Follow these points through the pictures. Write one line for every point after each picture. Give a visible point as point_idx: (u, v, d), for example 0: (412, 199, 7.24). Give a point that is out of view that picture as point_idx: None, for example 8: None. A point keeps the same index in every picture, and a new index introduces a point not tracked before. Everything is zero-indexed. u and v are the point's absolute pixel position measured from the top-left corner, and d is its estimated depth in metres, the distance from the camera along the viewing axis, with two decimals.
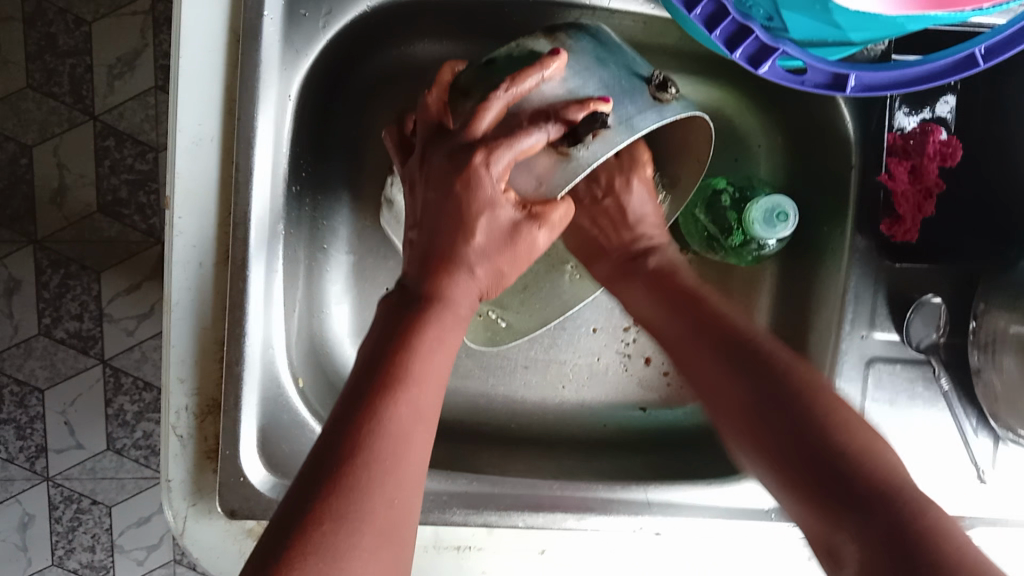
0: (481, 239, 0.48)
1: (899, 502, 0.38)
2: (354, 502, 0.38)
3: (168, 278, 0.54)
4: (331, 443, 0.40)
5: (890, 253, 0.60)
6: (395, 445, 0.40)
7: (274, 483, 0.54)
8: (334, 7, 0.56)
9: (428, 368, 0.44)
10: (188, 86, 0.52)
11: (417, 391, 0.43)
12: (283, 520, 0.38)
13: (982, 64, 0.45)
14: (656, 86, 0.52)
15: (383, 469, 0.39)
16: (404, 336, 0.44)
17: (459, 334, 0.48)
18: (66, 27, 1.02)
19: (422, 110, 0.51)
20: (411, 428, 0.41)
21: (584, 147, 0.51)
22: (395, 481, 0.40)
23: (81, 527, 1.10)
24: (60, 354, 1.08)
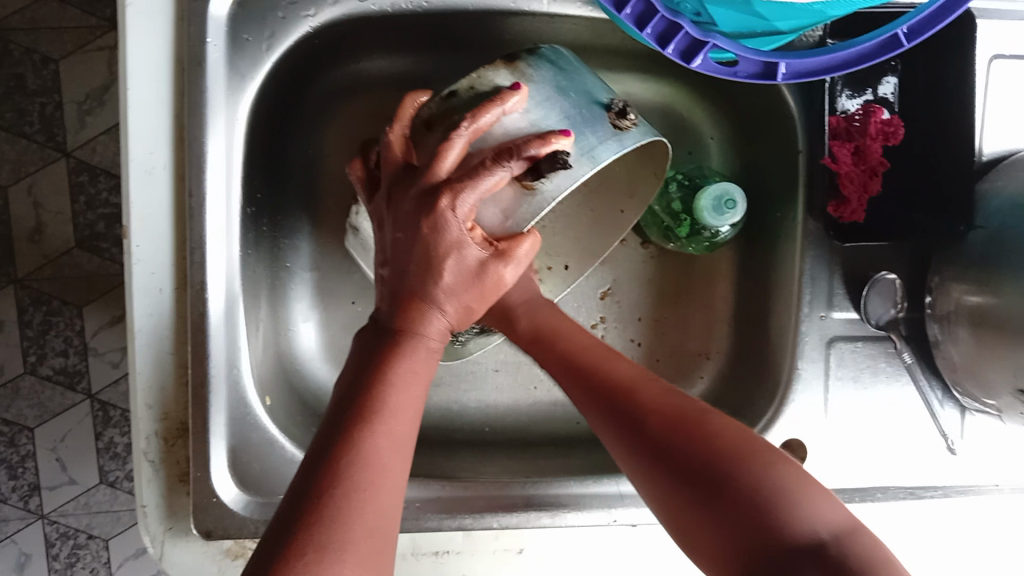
0: (449, 273, 0.48)
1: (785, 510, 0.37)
2: (336, 527, 0.37)
3: (130, 306, 0.55)
4: (312, 476, 0.40)
5: (839, 235, 0.60)
6: (373, 475, 0.40)
7: (247, 500, 0.55)
8: (277, 31, 0.57)
9: (407, 403, 0.44)
10: (137, 118, 0.53)
11: (392, 424, 0.43)
12: (267, 550, 0.37)
13: (906, 44, 0.46)
14: (615, 113, 0.52)
15: (362, 497, 0.39)
16: (381, 374, 0.45)
17: (431, 367, 0.48)
18: (32, 66, 1.03)
19: (387, 148, 0.51)
20: (390, 458, 0.41)
21: (547, 182, 0.49)
22: (376, 509, 0.39)
23: (79, 563, 1.10)
24: (47, 392, 1.09)
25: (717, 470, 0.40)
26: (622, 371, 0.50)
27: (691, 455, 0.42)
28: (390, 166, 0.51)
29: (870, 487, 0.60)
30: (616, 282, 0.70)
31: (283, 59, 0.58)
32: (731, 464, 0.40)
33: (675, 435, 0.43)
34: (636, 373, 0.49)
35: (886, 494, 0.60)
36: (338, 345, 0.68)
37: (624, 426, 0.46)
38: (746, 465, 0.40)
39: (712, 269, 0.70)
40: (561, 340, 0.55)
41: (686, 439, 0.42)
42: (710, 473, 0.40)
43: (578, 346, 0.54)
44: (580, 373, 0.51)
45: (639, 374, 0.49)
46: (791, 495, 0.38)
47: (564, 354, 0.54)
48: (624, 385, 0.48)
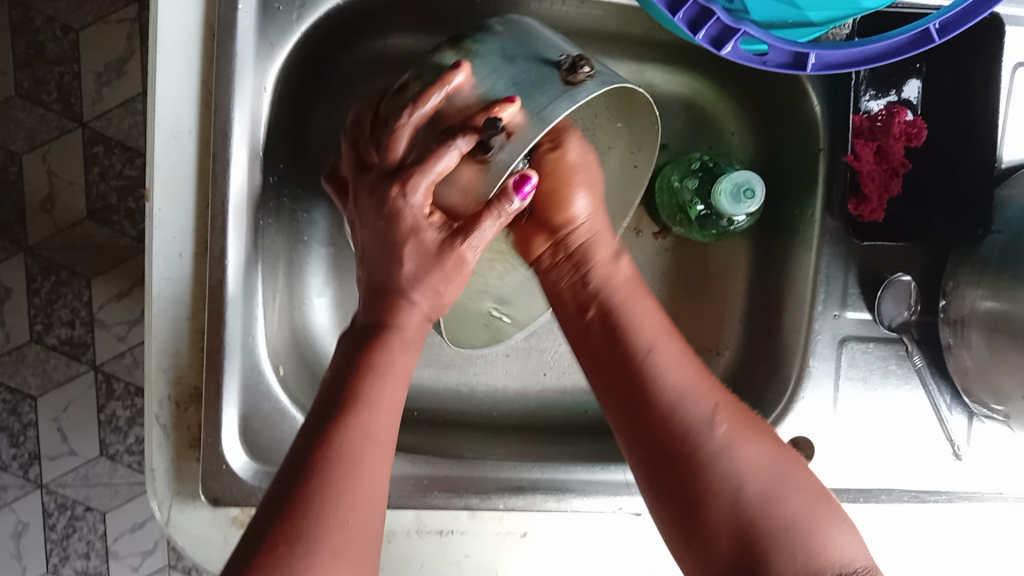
0: (409, 255, 0.48)
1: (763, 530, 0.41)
2: (313, 549, 0.38)
3: (149, 269, 0.55)
4: (292, 469, 0.41)
5: (857, 233, 0.60)
6: (351, 465, 0.41)
7: (256, 470, 0.56)
8: (308, 0, 0.56)
9: (387, 405, 0.44)
10: (165, 83, 0.54)
11: (372, 413, 0.43)
12: (252, 538, 0.39)
13: (937, 40, 0.46)
14: (566, 70, 0.48)
15: (338, 491, 0.40)
16: (362, 374, 0.44)
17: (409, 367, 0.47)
18: (53, 36, 1.04)
19: (347, 160, 0.54)
20: (370, 454, 0.42)
21: (499, 151, 0.47)
22: (354, 499, 0.40)
23: (75, 534, 1.11)
24: (52, 361, 1.09)
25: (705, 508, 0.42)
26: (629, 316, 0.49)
27: (681, 470, 0.43)
28: (355, 171, 0.52)
29: (875, 489, 0.60)
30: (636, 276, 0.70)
31: (313, 28, 0.58)
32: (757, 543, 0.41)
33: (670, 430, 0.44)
34: (700, 379, 0.46)
35: (889, 496, 0.60)
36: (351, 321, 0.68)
37: (645, 422, 0.45)
38: (783, 532, 0.41)
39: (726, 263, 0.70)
40: (590, 267, 0.52)
41: (690, 458, 0.43)
42: (746, 544, 0.41)
43: (632, 320, 0.49)
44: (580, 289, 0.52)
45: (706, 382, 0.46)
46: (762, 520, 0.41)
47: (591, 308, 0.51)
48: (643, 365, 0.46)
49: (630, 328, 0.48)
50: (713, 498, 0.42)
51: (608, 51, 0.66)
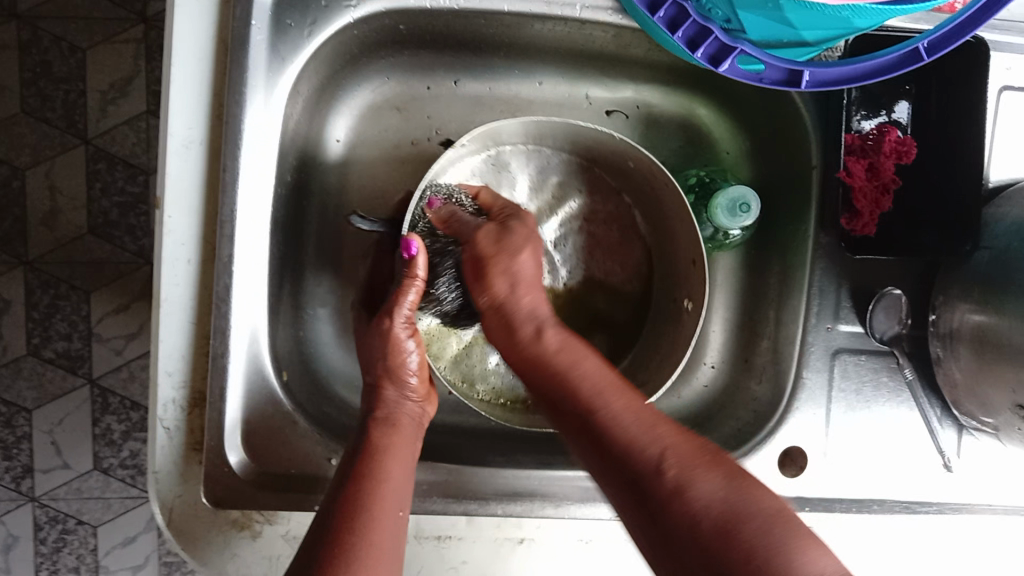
0: (377, 357, 0.57)
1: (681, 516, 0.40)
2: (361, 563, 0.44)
3: (158, 274, 0.56)
4: (314, 546, 0.45)
5: (850, 247, 0.62)
6: (364, 542, 0.45)
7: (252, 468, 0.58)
8: (319, 17, 0.58)
9: (397, 467, 0.51)
10: (178, 93, 0.55)
11: (380, 489, 0.49)
12: None
13: (925, 58, 0.48)
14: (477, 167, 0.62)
15: (348, 564, 0.43)
16: (366, 455, 0.51)
17: (409, 448, 0.54)
18: (60, 53, 1.06)
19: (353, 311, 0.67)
20: (379, 537, 0.46)
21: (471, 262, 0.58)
22: (370, 567, 0.44)
23: (66, 548, 1.11)
24: (48, 374, 1.09)
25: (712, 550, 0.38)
26: (577, 366, 0.50)
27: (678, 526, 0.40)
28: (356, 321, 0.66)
29: (866, 499, 0.62)
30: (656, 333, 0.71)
31: (324, 44, 0.59)
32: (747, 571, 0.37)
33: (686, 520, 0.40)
34: (684, 444, 0.44)
35: (880, 506, 0.62)
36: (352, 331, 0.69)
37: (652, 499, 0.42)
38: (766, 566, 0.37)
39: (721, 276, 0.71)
40: (534, 347, 0.52)
41: (679, 513, 0.40)
42: (654, 504, 0.41)
43: (595, 397, 0.47)
44: (537, 367, 0.51)
45: (692, 446, 0.44)
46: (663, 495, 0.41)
47: (558, 388, 0.49)
48: (590, 402, 0.47)
49: (595, 404, 0.47)
50: (672, 502, 0.40)
51: (609, 70, 0.68)
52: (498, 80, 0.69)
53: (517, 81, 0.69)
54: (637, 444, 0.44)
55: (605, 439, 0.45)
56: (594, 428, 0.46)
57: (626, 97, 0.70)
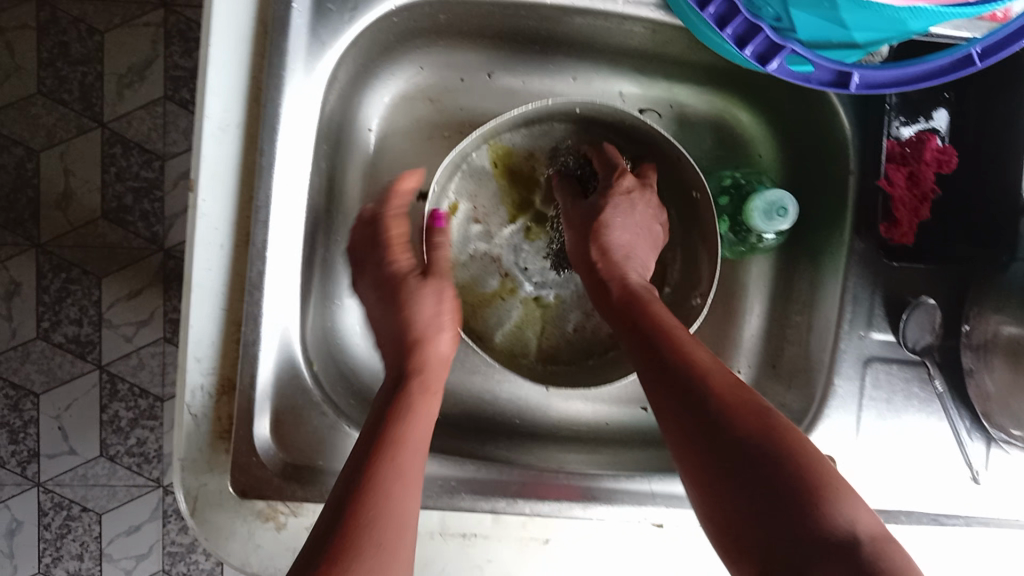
0: (428, 314, 0.58)
1: (784, 483, 0.43)
2: (382, 531, 0.44)
3: (190, 260, 0.55)
4: (336, 508, 0.45)
5: (887, 253, 0.61)
6: (388, 498, 0.46)
7: (277, 455, 0.57)
8: (361, 3, 0.57)
9: (422, 431, 0.52)
10: (214, 76, 0.54)
11: (404, 447, 0.49)
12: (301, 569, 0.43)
13: (978, 64, 0.47)
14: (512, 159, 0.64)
15: (369, 521, 0.45)
16: (392, 417, 0.51)
17: (435, 405, 0.55)
18: (79, 35, 1.05)
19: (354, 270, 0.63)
20: (401, 496, 0.47)
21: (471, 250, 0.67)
22: (389, 527, 0.45)
23: (70, 535, 1.10)
24: (57, 358, 1.08)
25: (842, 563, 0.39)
26: (676, 329, 0.54)
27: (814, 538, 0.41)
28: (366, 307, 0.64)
29: (896, 510, 0.61)
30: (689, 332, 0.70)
31: (363, 32, 0.58)
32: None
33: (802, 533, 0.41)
34: (756, 424, 0.46)
35: (909, 519, 0.61)
36: None
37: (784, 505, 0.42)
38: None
39: (753, 280, 0.70)
40: (655, 314, 0.56)
41: (775, 476, 0.43)
42: (760, 462, 0.44)
43: (710, 372, 0.50)
44: (681, 368, 0.51)
45: (757, 422, 0.46)
46: (776, 454, 0.44)
47: (689, 379, 0.50)
48: (700, 366, 0.50)
49: (708, 379, 0.49)
50: (803, 469, 0.44)
51: (645, 68, 0.67)
52: (532, 74, 0.68)
53: (551, 77, 0.68)
54: (742, 407, 0.47)
55: (704, 398, 0.48)
56: (720, 424, 0.47)
57: (659, 95, 0.69)
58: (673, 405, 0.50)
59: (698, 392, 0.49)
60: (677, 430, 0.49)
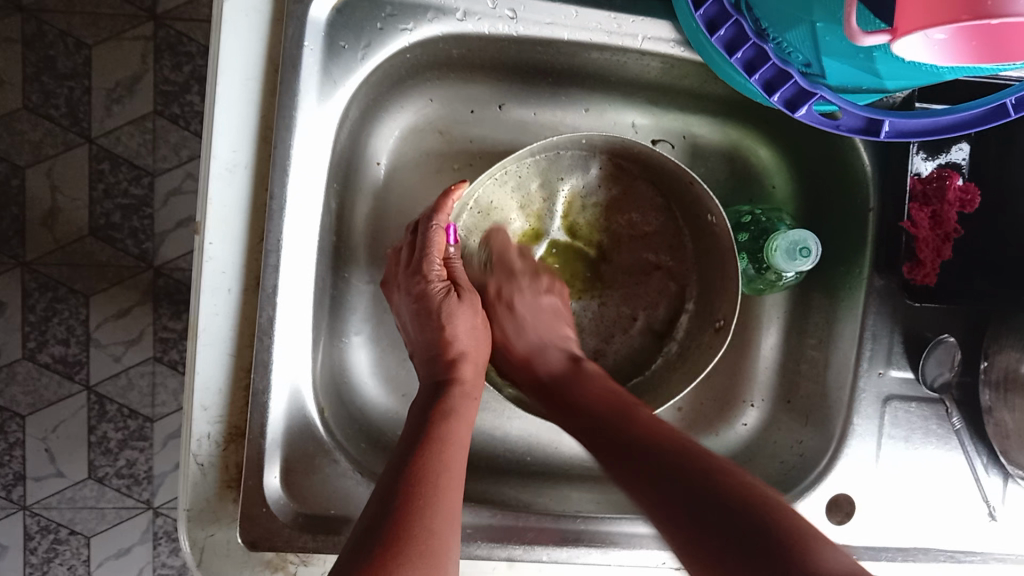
0: (466, 327, 0.59)
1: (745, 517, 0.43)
2: (437, 515, 0.45)
3: (197, 304, 0.53)
4: (387, 497, 0.46)
5: (910, 294, 0.60)
6: (439, 489, 0.47)
7: (287, 506, 0.55)
8: (374, 40, 0.55)
9: (464, 436, 0.53)
10: (223, 114, 0.53)
11: (451, 448, 0.50)
12: (360, 544, 0.43)
13: (1012, 115, 0.47)
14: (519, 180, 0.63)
15: (424, 505, 0.45)
16: (440, 419, 0.52)
17: (473, 413, 0.56)
18: (65, 49, 1.02)
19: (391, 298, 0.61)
20: (452, 489, 0.48)
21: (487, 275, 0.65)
22: (444, 516, 0.45)
23: (57, 559, 1.07)
24: (44, 380, 1.05)
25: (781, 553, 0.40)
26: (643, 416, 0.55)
27: (748, 526, 0.43)
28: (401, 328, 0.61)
29: (913, 548, 0.61)
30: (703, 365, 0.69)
31: (375, 69, 0.57)
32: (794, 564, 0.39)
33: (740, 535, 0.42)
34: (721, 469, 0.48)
35: (927, 555, 0.61)
36: (387, 359, 0.66)
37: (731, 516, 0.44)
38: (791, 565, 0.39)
39: (766, 313, 0.69)
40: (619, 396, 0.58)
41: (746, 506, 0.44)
42: (722, 502, 0.45)
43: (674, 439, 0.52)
44: (623, 426, 0.54)
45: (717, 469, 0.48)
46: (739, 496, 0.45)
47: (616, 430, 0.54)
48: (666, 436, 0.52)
49: (677, 444, 0.51)
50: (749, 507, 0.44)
51: (658, 99, 0.66)
52: (544, 105, 0.67)
53: (563, 108, 0.67)
54: (702, 462, 0.49)
55: (669, 458, 0.50)
56: (682, 472, 0.48)
57: (672, 126, 0.68)
58: (644, 468, 0.50)
59: (661, 456, 0.50)
60: (646, 492, 0.49)
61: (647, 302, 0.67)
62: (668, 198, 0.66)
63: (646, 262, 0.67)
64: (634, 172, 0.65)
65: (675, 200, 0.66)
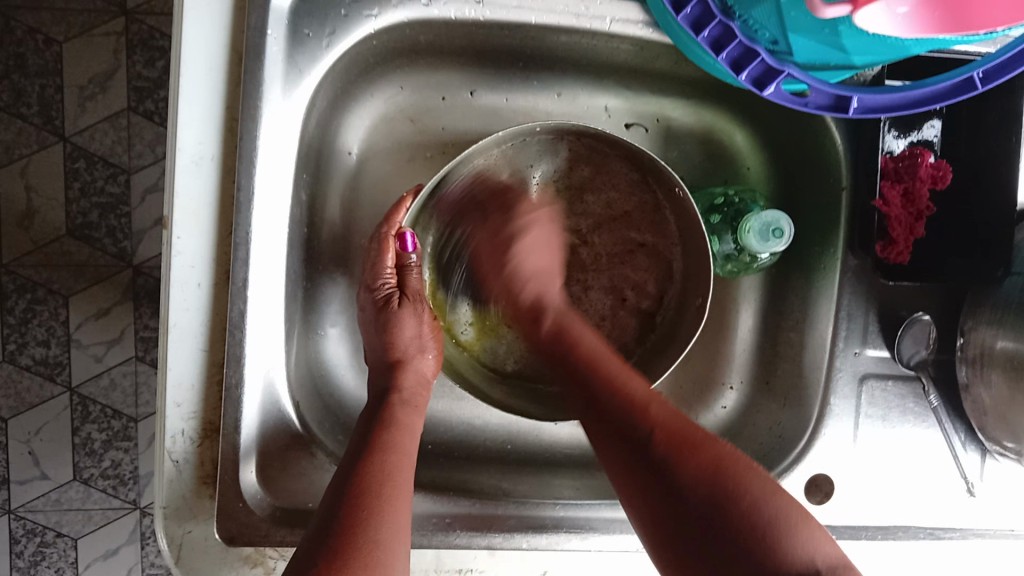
0: (412, 335, 0.58)
1: (730, 503, 0.46)
2: (382, 525, 0.46)
3: (166, 298, 0.53)
4: (336, 506, 0.47)
5: (884, 273, 0.60)
6: (384, 499, 0.48)
7: (260, 496, 0.55)
8: (339, 27, 0.55)
9: (410, 445, 0.53)
10: (187, 107, 0.52)
11: (398, 458, 0.51)
12: (309, 552, 0.44)
13: (980, 88, 0.46)
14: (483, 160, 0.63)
15: (372, 516, 0.46)
16: (384, 427, 0.53)
17: (418, 421, 0.56)
18: (35, 47, 1.00)
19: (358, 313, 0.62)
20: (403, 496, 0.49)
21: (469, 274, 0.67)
22: (390, 525, 0.46)
23: (45, 561, 1.07)
24: (25, 382, 1.04)
25: (718, 506, 0.46)
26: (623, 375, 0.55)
27: (688, 483, 0.47)
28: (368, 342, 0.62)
29: (892, 526, 0.61)
30: None
31: (341, 57, 0.56)
32: (749, 501, 0.46)
33: (712, 470, 0.48)
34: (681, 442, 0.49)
35: (906, 533, 0.61)
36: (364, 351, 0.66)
37: (680, 450, 0.49)
38: (776, 517, 0.45)
39: (744, 296, 0.69)
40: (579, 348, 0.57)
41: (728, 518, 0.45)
42: (705, 509, 0.46)
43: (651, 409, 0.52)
44: (581, 374, 0.56)
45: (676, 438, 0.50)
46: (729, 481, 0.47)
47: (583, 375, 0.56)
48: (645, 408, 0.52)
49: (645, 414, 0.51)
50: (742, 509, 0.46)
51: (629, 83, 0.66)
52: (516, 90, 0.66)
53: (534, 92, 0.67)
54: (708, 449, 0.49)
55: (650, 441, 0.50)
56: (656, 461, 0.49)
57: (645, 109, 0.68)
58: (623, 445, 0.51)
59: (637, 437, 0.50)
60: (633, 474, 0.50)
61: (635, 280, 0.66)
62: (642, 172, 0.64)
63: (630, 241, 0.66)
64: (600, 149, 0.64)
65: (650, 174, 0.64)
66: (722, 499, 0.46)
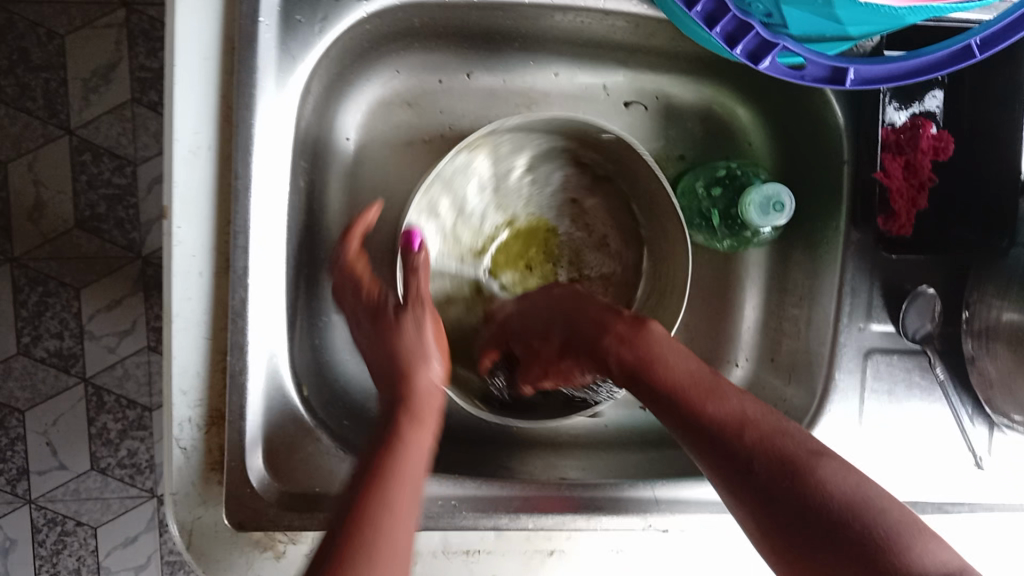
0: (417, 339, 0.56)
1: (814, 491, 0.43)
2: (399, 510, 0.45)
3: (167, 289, 0.53)
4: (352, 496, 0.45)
5: (886, 246, 0.61)
6: (404, 486, 0.46)
7: (265, 478, 0.55)
8: (331, 13, 0.55)
9: (424, 431, 0.51)
10: (182, 97, 0.52)
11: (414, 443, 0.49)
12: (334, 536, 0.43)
13: (978, 55, 0.45)
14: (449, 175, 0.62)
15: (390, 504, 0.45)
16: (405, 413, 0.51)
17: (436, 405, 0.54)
18: (38, 40, 1.01)
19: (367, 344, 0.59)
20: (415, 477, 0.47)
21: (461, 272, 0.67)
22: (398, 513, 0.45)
23: (66, 550, 1.08)
24: (40, 375, 1.06)
25: (797, 485, 0.43)
26: (667, 358, 0.53)
27: (762, 463, 0.45)
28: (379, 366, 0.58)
29: (901, 500, 0.60)
30: (685, 327, 0.69)
31: (334, 42, 0.56)
32: (830, 492, 0.43)
33: (779, 455, 0.45)
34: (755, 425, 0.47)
35: (914, 507, 0.60)
36: None
37: (781, 460, 0.45)
38: (896, 527, 0.41)
39: (747, 273, 0.69)
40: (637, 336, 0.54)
41: (805, 499, 0.43)
42: (782, 485, 0.44)
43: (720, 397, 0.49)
44: (632, 360, 0.53)
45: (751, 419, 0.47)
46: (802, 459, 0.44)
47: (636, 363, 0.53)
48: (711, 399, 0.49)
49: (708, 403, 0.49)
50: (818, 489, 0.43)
51: (628, 61, 0.65)
52: (513, 71, 0.66)
53: (533, 74, 0.66)
54: (774, 433, 0.46)
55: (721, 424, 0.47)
56: (730, 445, 0.46)
57: (645, 87, 0.67)
58: (694, 429, 0.48)
59: (700, 421, 0.48)
60: (708, 457, 0.47)
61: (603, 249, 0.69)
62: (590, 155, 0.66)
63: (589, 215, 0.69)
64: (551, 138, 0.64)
65: (602, 156, 0.65)
66: (827, 486, 0.43)
